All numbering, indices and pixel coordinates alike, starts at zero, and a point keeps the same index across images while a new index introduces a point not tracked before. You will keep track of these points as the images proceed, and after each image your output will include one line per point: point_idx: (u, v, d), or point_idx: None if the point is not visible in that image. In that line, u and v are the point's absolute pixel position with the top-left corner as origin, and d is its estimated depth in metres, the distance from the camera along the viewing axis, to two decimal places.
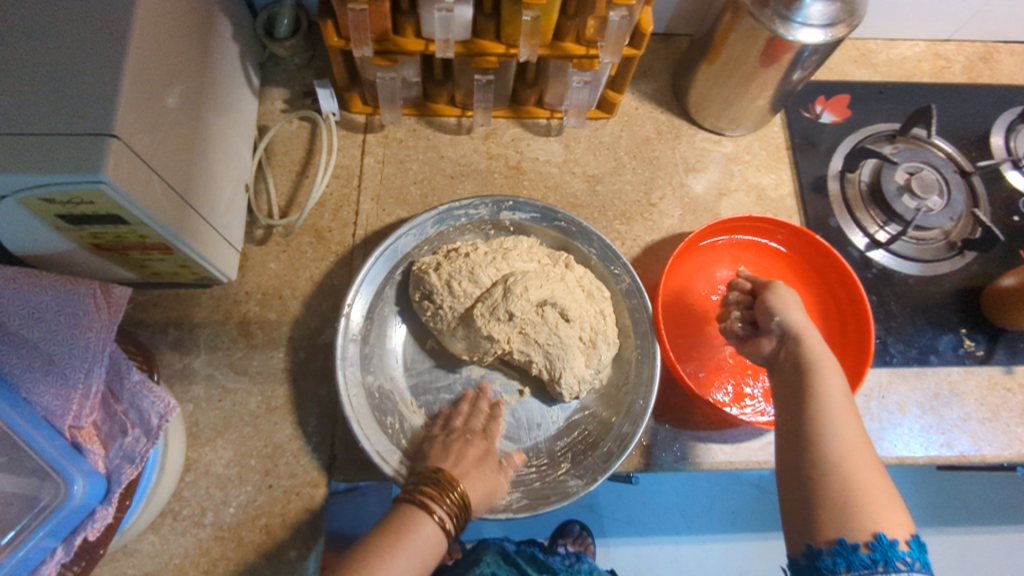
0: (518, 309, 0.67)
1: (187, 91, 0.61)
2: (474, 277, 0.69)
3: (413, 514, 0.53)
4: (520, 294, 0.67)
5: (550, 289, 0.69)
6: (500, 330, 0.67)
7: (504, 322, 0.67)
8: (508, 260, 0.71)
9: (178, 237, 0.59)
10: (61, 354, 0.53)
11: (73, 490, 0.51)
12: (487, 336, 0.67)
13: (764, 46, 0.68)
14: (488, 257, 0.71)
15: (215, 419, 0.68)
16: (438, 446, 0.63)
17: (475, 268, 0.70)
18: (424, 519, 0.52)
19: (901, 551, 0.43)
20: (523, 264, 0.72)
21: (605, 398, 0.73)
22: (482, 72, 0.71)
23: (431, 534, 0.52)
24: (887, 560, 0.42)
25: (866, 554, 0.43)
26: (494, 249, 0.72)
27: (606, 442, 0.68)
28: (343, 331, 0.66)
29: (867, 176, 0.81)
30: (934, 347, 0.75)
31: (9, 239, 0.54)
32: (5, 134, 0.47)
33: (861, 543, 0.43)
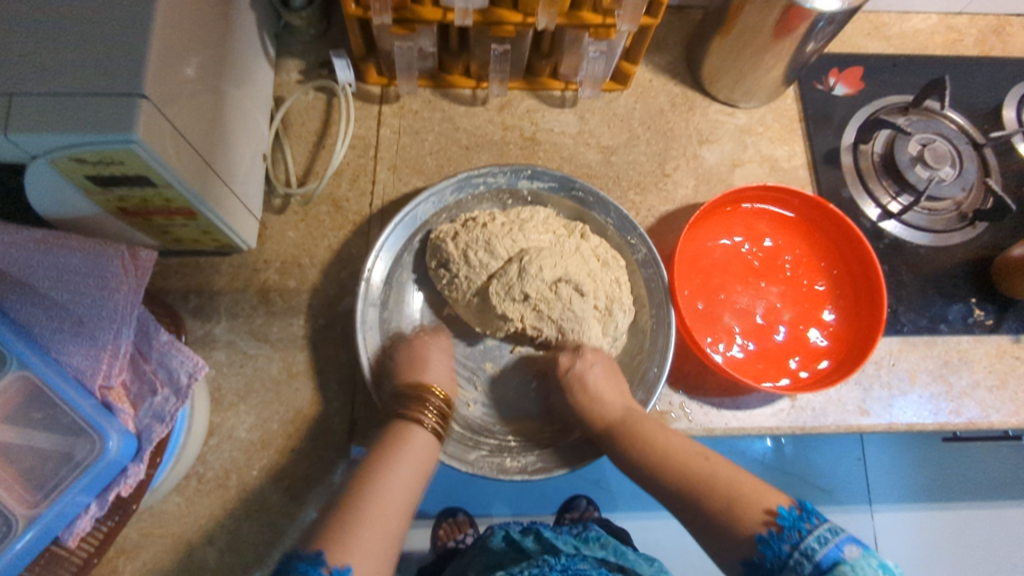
0: (533, 287, 0.67)
1: (207, 59, 0.61)
2: (491, 249, 0.69)
3: (403, 426, 0.60)
4: (534, 274, 0.66)
5: (564, 266, 0.68)
6: (515, 309, 0.67)
7: (518, 302, 0.67)
8: (524, 234, 0.71)
9: (201, 201, 0.60)
10: (89, 316, 0.54)
11: (108, 445, 0.52)
12: (501, 315, 0.67)
13: (779, 16, 0.68)
14: (505, 229, 0.71)
15: (237, 385, 0.69)
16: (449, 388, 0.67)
17: (492, 239, 0.70)
18: (416, 427, 0.60)
19: (792, 513, 0.50)
20: (540, 238, 0.71)
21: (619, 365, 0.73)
22: (498, 42, 0.72)
23: (425, 439, 0.60)
24: (795, 525, 0.49)
25: (781, 532, 0.49)
26: (511, 220, 0.72)
27: None
28: (363, 295, 0.68)
29: (880, 147, 0.81)
30: (945, 316, 0.76)
31: (36, 201, 0.55)
32: (38, 94, 0.47)
33: (774, 529, 0.50)
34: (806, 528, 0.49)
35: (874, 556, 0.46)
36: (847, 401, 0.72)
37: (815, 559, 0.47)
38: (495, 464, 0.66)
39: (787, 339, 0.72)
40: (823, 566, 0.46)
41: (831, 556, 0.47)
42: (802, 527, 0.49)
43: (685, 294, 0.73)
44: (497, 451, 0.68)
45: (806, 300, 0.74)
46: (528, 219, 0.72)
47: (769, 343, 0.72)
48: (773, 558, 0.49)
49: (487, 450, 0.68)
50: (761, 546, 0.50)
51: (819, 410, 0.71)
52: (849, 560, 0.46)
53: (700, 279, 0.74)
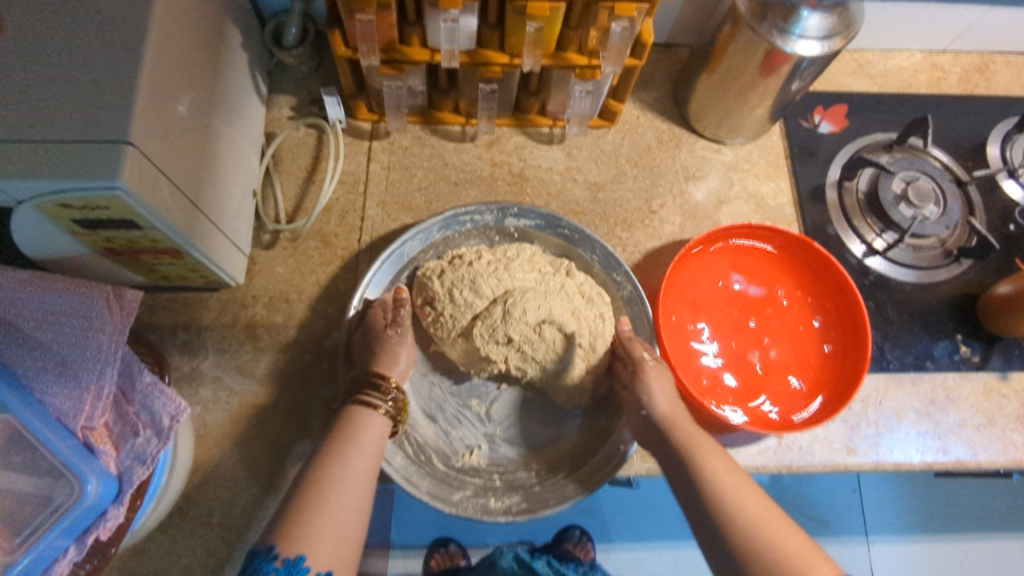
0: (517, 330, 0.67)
1: (198, 101, 0.62)
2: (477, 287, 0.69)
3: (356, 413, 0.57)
4: (518, 317, 0.67)
5: (547, 307, 0.69)
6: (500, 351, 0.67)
7: (502, 344, 0.67)
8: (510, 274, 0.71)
9: (188, 241, 0.60)
10: (73, 357, 0.54)
11: (86, 489, 0.52)
12: (486, 358, 0.67)
13: (762, 57, 0.70)
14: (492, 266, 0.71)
15: (222, 421, 0.69)
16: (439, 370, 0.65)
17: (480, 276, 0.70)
18: (370, 414, 0.57)
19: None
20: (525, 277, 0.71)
21: (605, 404, 0.74)
22: (486, 81, 0.73)
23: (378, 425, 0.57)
24: None
25: None
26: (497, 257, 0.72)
27: (603, 448, 0.70)
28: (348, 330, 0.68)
29: (865, 185, 0.82)
30: (930, 354, 0.76)
31: (24, 243, 0.55)
32: (26, 141, 0.48)
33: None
34: None
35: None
36: (834, 439, 0.72)
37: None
38: (479, 505, 0.66)
39: (773, 377, 0.72)
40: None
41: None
42: None
43: (670, 332, 0.73)
44: (482, 491, 0.68)
45: (792, 339, 0.75)
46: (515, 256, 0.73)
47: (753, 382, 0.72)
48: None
49: (471, 491, 0.68)
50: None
51: (806, 448, 0.71)
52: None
53: (685, 316, 0.75)
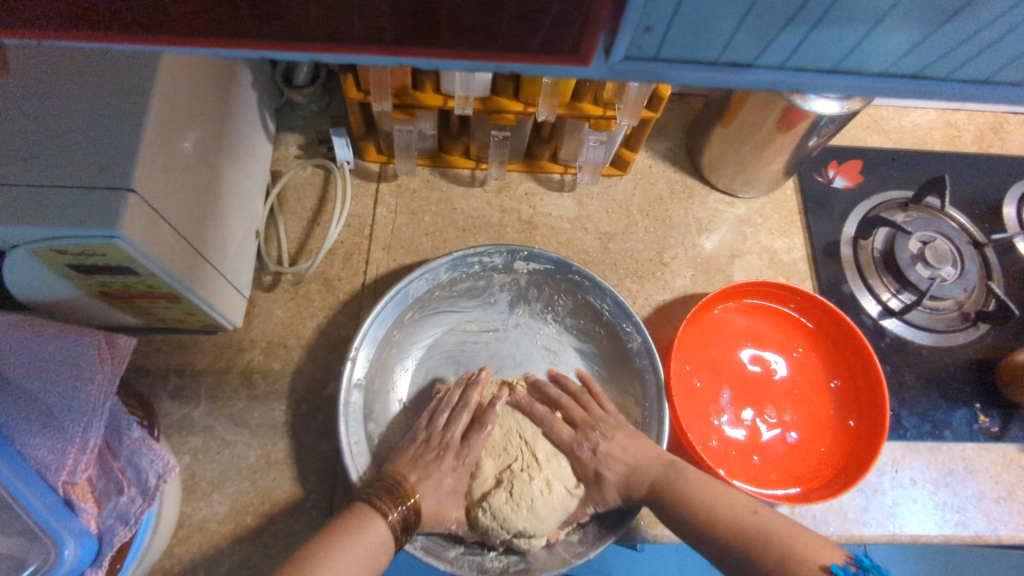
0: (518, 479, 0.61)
1: (205, 140, 0.61)
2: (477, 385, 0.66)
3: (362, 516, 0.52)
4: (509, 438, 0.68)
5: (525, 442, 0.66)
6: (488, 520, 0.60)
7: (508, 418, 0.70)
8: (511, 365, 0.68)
9: (186, 287, 0.58)
10: (60, 407, 0.51)
11: (63, 554, 0.49)
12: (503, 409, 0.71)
13: (780, 114, 0.68)
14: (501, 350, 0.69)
15: (212, 473, 0.66)
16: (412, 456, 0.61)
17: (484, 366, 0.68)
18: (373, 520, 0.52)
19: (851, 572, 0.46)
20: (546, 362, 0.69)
21: None
22: (499, 129, 0.72)
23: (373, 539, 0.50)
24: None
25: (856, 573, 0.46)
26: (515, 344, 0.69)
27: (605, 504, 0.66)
28: (346, 377, 0.64)
29: (880, 244, 0.80)
30: (948, 422, 0.73)
31: (18, 290, 0.54)
32: (22, 185, 0.46)
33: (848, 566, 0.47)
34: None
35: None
36: (849, 509, 0.69)
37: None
38: (474, 563, 0.61)
39: (784, 447, 0.69)
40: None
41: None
42: None
43: (681, 388, 0.70)
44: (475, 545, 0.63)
45: (805, 399, 0.73)
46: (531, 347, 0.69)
47: (764, 444, 0.70)
48: None
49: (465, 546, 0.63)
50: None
51: (819, 518, 0.68)
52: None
53: (697, 367, 0.72)
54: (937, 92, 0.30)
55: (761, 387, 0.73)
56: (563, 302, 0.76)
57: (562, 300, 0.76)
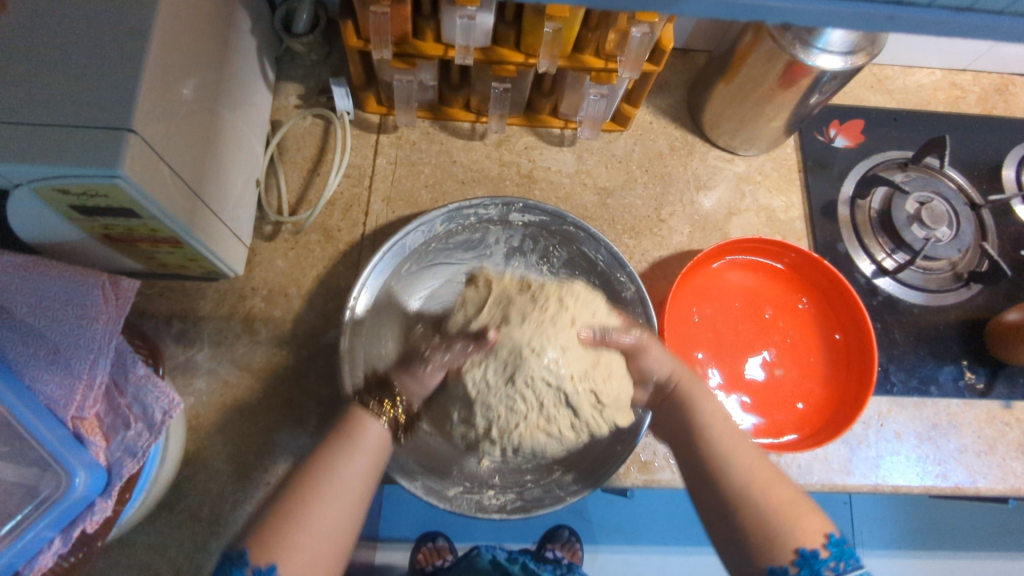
0: (516, 413, 0.59)
1: (205, 83, 0.61)
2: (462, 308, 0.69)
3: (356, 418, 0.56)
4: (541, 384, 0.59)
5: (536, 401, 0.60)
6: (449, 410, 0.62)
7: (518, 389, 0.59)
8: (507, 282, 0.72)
9: (188, 232, 0.59)
10: (67, 345, 0.53)
11: (74, 482, 0.51)
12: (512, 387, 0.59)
13: (783, 69, 0.68)
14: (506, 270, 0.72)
15: (215, 414, 0.68)
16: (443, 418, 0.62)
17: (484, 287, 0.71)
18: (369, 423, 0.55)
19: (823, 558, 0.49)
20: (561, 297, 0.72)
21: None
22: (499, 80, 0.71)
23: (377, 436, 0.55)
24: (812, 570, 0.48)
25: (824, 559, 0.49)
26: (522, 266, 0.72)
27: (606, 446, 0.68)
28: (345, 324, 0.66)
29: (877, 204, 0.81)
30: (935, 378, 0.75)
31: (19, 227, 0.54)
32: (23, 124, 0.46)
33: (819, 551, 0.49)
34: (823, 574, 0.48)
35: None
36: (834, 459, 0.71)
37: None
38: (474, 501, 0.65)
39: (774, 397, 0.71)
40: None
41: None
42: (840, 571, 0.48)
43: (675, 346, 0.72)
44: (474, 487, 0.66)
45: (795, 352, 0.74)
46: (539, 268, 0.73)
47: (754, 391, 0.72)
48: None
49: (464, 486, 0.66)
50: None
51: (805, 468, 0.71)
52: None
53: (691, 310, 0.74)
54: (926, 21, 0.29)
55: (754, 337, 0.74)
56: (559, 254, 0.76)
57: (557, 252, 0.76)
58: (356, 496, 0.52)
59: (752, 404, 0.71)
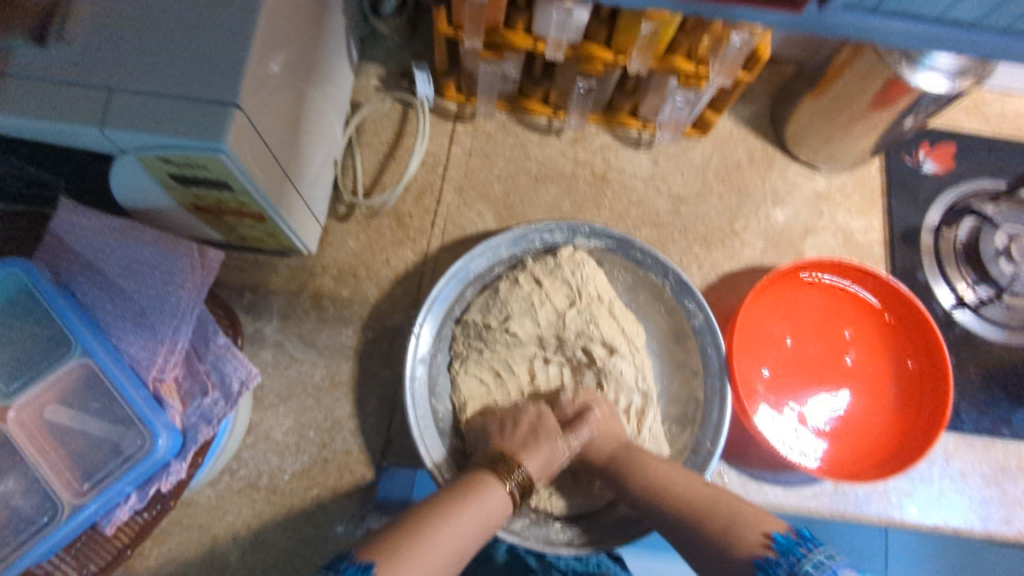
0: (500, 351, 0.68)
1: (297, 58, 0.60)
2: (507, 328, 0.67)
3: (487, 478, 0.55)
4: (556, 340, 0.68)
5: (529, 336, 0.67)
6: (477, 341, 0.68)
7: (531, 335, 0.68)
8: (559, 309, 0.68)
9: (273, 207, 0.60)
10: (153, 308, 0.55)
11: (157, 444, 0.53)
12: (523, 331, 0.67)
13: (881, 89, 0.66)
14: (556, 292, 0.68)
15: (280, 387, 0.70)
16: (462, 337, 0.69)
17: (533, 308, 0.67)
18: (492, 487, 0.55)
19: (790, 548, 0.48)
20: (615, 328, 0.68)
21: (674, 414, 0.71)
22: (585, 78, 0.71)
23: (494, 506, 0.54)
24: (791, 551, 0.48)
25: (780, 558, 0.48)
26: (573, 292, 0.68)
27: None
28: (412, 352, 0.66)
29: (965, 234, 0.76)
30: (1009, 420, 0.72)
31: (117, 189, 0.55)
32: (137, 92, 0.47)
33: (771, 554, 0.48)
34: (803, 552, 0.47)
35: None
36: (893, 493, 0.70)
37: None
38: (541, 535, 0.64)
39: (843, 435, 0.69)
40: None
41: None
42: (798, 552, 0.47)
43: (742, 363, 0.71)
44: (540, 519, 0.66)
45: (865, 394, 0.71)
46: (593, 292, 0.69)
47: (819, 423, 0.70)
48: (787, 561, 0.47)
49: (531, 518, 0.66)
50: (758, 572, 0.48)
51: (862, 499, 0.69)
52: None
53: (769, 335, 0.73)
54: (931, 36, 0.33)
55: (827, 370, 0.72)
56: (623, 279, 0.74)
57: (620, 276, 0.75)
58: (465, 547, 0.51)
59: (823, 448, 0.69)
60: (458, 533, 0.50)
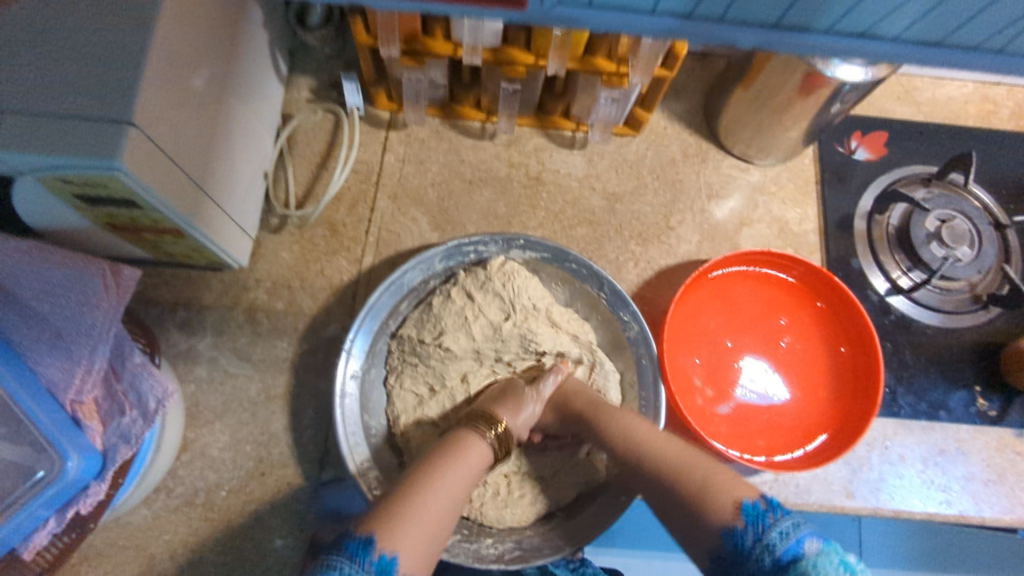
0: (435, 368, 0.67)
1: (216, 74, 0.61)
2: (440, 342, 0.67)
3: (465, 434, 0.57)
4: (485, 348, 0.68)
5: (464, 351, 0.67)
6: (411, 357, 0.68)
7: (466, 351, 0.67)
8: (494, 323, 0.68)
9: (190, 223, 0.60)
10: (68, 329, 0.54)
11: (67, 466, 0.52)
12: (455, 345, 0.67)
13: (801, 79, 0.66)
14: (489, 306, 0.68)
15: (215, 402, 0.70)
16: (399, 352, 0.69)
17: (466, 322, 0.67)
18: (476, 438, 0.57)
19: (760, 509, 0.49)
20: (555, 338, 0.69)
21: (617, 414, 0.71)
22: (509, 81, 0.70)
23: (482, 456, 0.56)
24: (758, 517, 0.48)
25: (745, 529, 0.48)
26: (507, 304, 0.68)
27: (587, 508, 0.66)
28: (341, 371, 0.65)
29: (896, 220, 0.78)
30: (945, 403, 0.73)
31: (24, 211, 0.55)
32: (28, 114, 0.47)
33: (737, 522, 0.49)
34: (768, 520, 0.48)
35: (837, 552, 0.45)
36: (833, 480, 0.70)
37: (774, 552, 0.46)
38: (472, 551, 0.62)
39: (780, 430, 0.69)
40: (781, 560, 0.46)
41: (790, 549, 0.46)
42: (764, 521, 0.48)
43: (677, 359, 0.71)
44: (472, 535, 0.64)
45: (801, 389, 0.71)
46: (528, 304, 0.68)
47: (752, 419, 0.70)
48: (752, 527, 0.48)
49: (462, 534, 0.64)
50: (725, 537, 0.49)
51: (803, 488, 0.69)
52: (807, 556, 0.45)
53: (706, 336, 0.73)
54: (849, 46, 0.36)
55: (764, 368, 0.72)
56: (560, 292, 0.74)
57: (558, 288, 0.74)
58: (456, 498, 0.52)
59: (760, 442, 0.68)
60: (441, 499, 0.50)
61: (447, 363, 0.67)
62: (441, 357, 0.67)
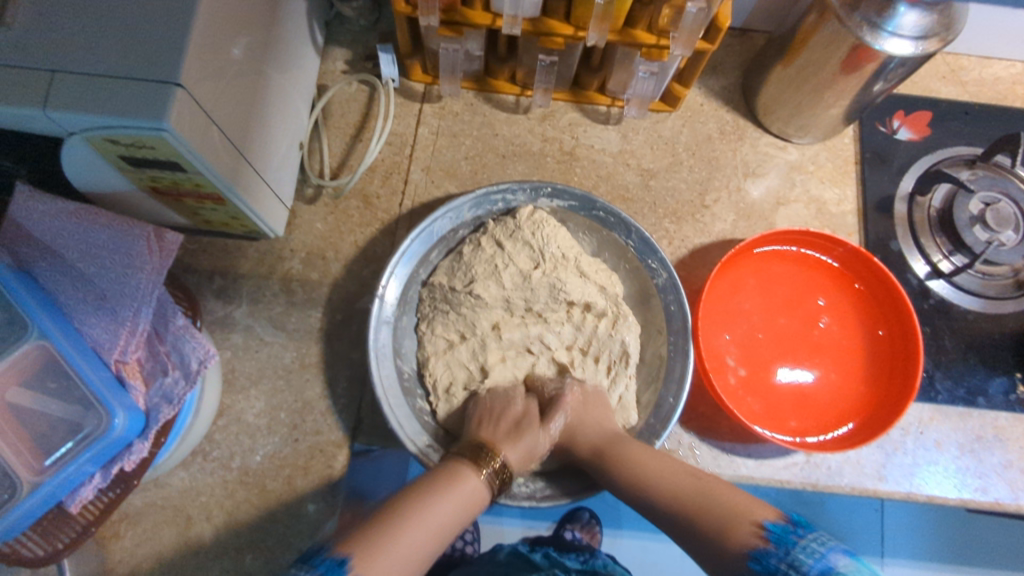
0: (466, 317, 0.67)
1: (256, 41, 0.61)
2: (471, 290, 0.66)
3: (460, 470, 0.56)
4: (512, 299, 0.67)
5: (493, 299, 0.67)
6: (442, 306, 0.68)
7: (495, 298, 0.67)
8: (522, 270, 0.67)
9: (231, 188, 0.60)
10: (112, 292, 0.54)
11: (114, 422, 0.54)
12: (485, 293, 0.66)
13: (846, 54, 0.65)
14: (519, 254, 0.67)
15: (250, 369, 0.71)
16: (429, 299, 0.69)
17: (497, 270, 0.67)
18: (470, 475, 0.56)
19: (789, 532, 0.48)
20: (584, 288, 0.68)
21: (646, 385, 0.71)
22: (546, 52, 0.70)
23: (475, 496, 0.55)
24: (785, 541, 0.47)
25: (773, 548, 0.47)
26: (536, 253, 0.67)
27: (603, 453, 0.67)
28: (375, 314, 0.65)
29: (939, 202, 0.76)
30: (984, 389, 0.71)
31: (73, 174, 0.56)
32: (79, 75, 0.47)
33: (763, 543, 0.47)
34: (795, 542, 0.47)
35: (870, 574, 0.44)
36: (867, 464, 0.69)
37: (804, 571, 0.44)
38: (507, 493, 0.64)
39: (809, 394, 0.69)
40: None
41: (823, 568, 0.45)
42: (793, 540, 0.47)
43: (707, 326, 0.70)
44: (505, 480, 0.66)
45: (830, 354, 0.71)
46: (557, 252, 0.67)
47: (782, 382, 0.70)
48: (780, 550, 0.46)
49: None
50: (753, 562, 0.47)
51: (835, 470, 0.69)
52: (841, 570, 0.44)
53: (734, 294, 0.72)
54: None
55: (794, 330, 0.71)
56: (587, 241, 0.74)
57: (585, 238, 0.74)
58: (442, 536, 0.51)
59: (790, 412, 0.68)
60: (422, 537, 0.49)
61: (476, 311, 0.67)
62: (471, 305, 0.67)
